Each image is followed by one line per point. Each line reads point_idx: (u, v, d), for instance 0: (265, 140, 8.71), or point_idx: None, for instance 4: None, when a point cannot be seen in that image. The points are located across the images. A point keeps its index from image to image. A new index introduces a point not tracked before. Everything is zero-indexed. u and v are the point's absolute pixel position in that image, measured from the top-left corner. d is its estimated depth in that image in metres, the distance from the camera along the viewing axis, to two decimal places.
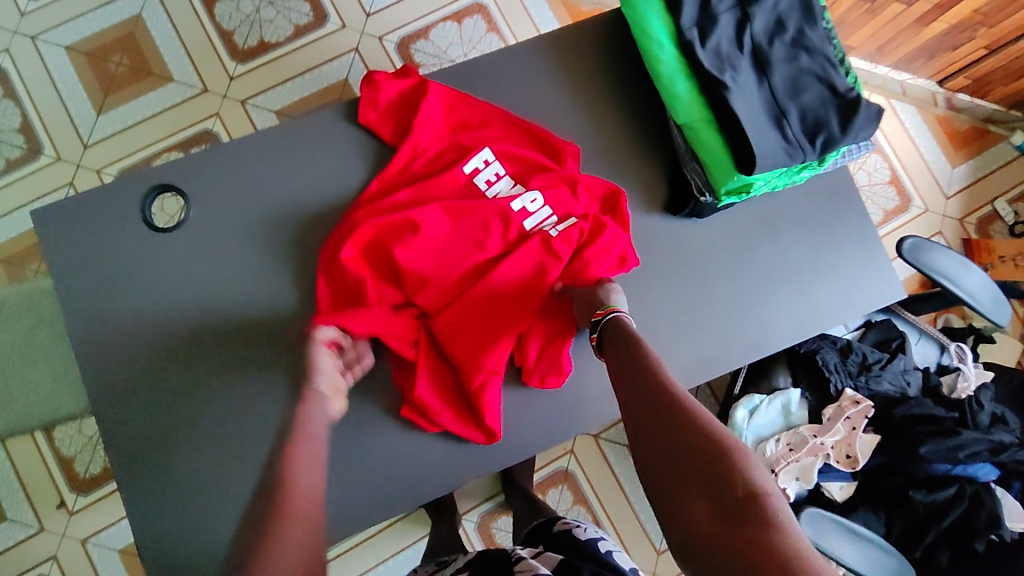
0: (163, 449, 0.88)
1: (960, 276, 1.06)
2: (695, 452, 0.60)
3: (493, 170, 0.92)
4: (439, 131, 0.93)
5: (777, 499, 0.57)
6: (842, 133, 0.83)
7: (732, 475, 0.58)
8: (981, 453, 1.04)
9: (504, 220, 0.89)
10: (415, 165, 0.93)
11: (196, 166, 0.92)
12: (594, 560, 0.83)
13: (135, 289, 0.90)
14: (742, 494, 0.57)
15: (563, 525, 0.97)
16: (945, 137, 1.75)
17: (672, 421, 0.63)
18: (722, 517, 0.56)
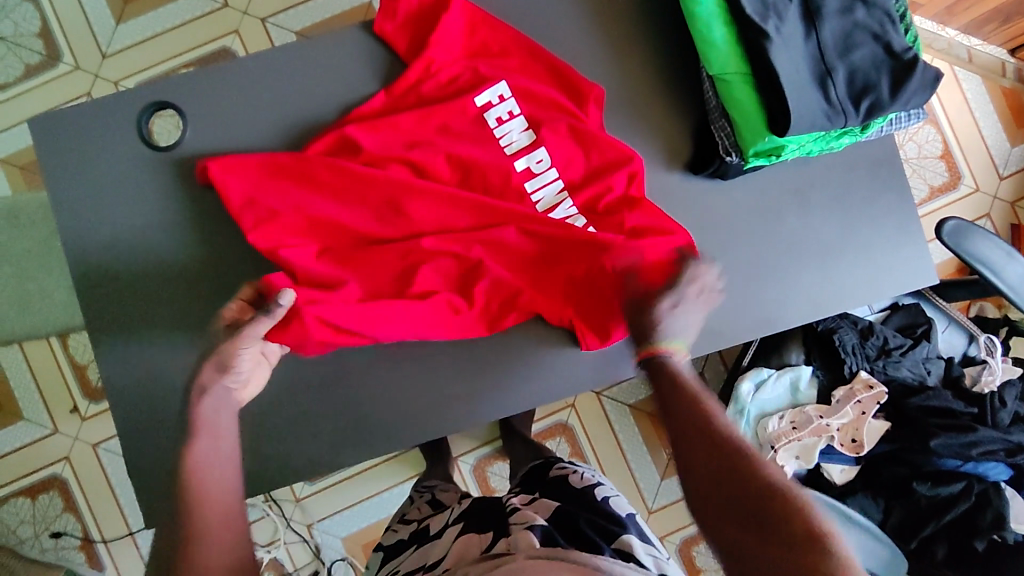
0: (151, 372, 0.87)
1: (1003, 266, 0.99)
2: (749, 493, 0.58)
3: (506, 108, 0.86)
4: (457, 53, 0.88)
5: (839, 535, 0.55)
6: (892, 98, 0.75)
7: (789, 515, 0.56)
8: (994, 452, 0.99)
9: (503, 176, 0.86)
10: (424, 88, 0.87)
11: (199, 84, 0.89)
12: (589, 507, 0.86)
13: (129, 209, 0.88)
14: (804, 533, 0.55)
15: (558, 473, 1.00)
16: (1008, 112, 1.62)
17: (721, 459, 0.61)
18: (784, 555, 0.54)
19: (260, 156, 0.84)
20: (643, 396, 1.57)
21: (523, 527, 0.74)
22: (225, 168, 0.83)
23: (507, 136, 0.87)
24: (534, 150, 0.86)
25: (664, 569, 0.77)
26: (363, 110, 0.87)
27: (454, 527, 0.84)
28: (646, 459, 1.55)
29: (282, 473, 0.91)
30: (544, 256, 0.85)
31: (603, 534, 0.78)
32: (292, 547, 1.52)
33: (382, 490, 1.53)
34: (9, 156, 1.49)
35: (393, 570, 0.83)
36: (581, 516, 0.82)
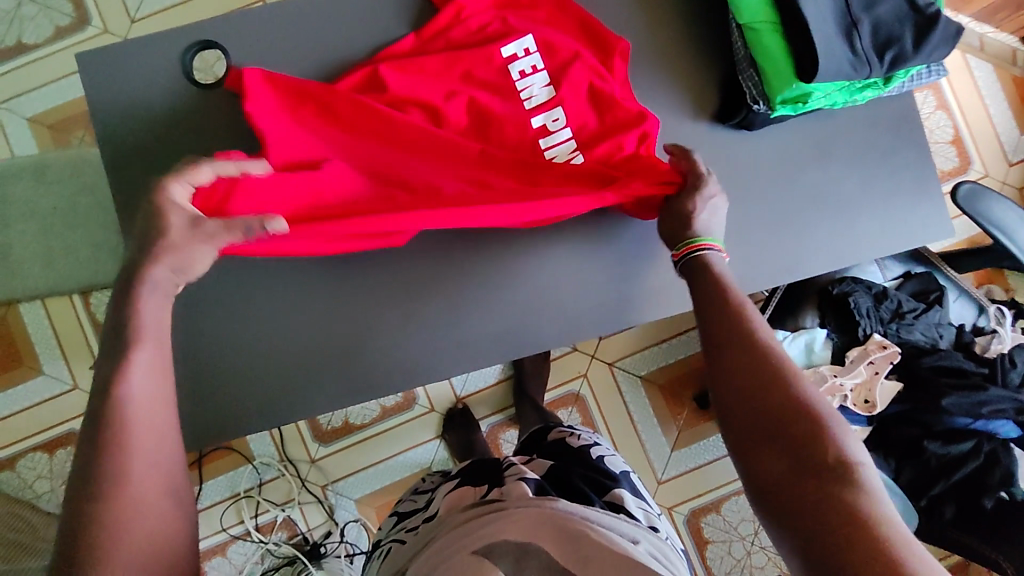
0: None
1: (1016, 230, 1.01)
2: (782, 417, 0.57)
3: (530, 61, 0.89)
4: (486, 5, 0.91)
5: (868, 470, 0.53)
6: (915, 50, 0.78)
7: (823, 444, 0.54)
8: (1004, 411, 1.02)
9: (520, 129, 0.89)
10: (454, 36, 0.91)
11: (242, 26, 0.92)
12: (584, 464, 0.88)
13: (171, 142, 0.91)
14: (832, 461, 0.53)
15: (557, 434, 1.02)
16: (1017, 100, 1.65)
17: (755, 376, 0.61)
18: (805, 479, 0.53)
19: (290, 82, 0.86)
20: (654, 367, 1.59)
21: (516, 479, 0.74)
22: (256, 83, 0.85)
23: (529, 88, 0.89)
24: (551, 108, 0.89)
25: (655, 522, 0.79)
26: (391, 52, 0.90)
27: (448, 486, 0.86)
28: (657, 430, 1.58)
29: (314, 405, 0.94)
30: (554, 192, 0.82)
31: (596, 489, 0.80)
32: (306, 507, 1.54)
33: (397, 453, 1.56)
34: (37, 115, 1.52)
35: (398, 533, 0.85)
36: (569, 471, 0.84)
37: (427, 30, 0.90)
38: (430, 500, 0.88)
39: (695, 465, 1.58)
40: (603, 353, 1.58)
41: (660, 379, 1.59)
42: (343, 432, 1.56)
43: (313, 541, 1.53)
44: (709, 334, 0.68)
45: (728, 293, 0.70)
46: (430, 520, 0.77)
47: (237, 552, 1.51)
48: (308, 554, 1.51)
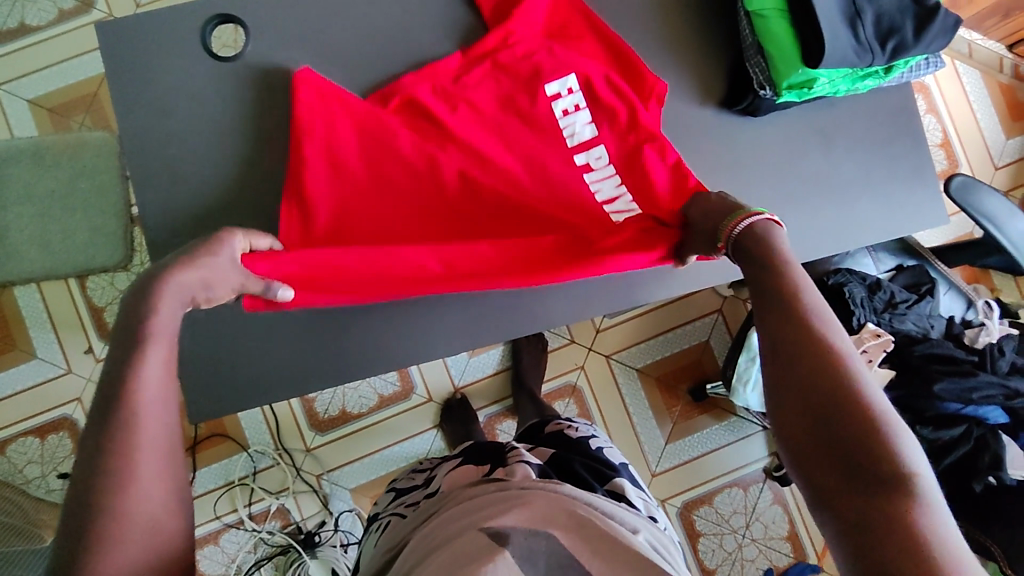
0: None
1: (1006, 222, 1.05)
2: (841, 422, 0.55)
3: (573, 99, 0.91)
4: (536, 32, 0.93)
5: (928, 485, 0.51)
6: (915, 40, 0.82)
7: (883, 454, 0.52)
8: (993, 397, 1.04)
9: (562, 161, 0.90)
10: (502, 65, 0.92)
11: (262, 4, 0.93)
12: (584, 454, 0.89)
13: (188, 116, 0.92)
14: (891, 474, 0.51)
15: (556, 425, 1.03)
16: (1004, 106, 1.70)
17: (812, 376, 0.58)
18: (860, 493, 0.51)
19: (351, 103, 0.89)
20: (651, 360, 1.61)
21: (519, 462, 0.76)
22: (306, 90, 0.90)
23: (571, 126, 0.91)
24: (592, 147, 0.90)
25: (653, 511, 0.81)
26: (439, 70, 0.92)
27: (451, 464, 0.87)
28: (652, 423, 1.60)
29: (322, 379, 0.95)
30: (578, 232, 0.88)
31: (596, 476, 0.82)
32: (300, 497, 1.53)
33: (393, 444, 1.56)
34: (38, 97, 1.51)
35: (397, 507, 0.86)
36: (569, 459, 0.85)
37: (479, 52, 0.92)
38: (431, 477, 0.89)
39: (688, 458, 1.60)
40: (600, 346, 1.60)
41: (656, 371, 1.61)
42: (340, 421, 1.56)
43: (307, 530, 1.52)
44: (763, 325, 0.64)
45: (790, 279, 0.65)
46: (432, 495, 0.78)
47: (230, 541, 1.50)
48: (303, 542, 1.49)
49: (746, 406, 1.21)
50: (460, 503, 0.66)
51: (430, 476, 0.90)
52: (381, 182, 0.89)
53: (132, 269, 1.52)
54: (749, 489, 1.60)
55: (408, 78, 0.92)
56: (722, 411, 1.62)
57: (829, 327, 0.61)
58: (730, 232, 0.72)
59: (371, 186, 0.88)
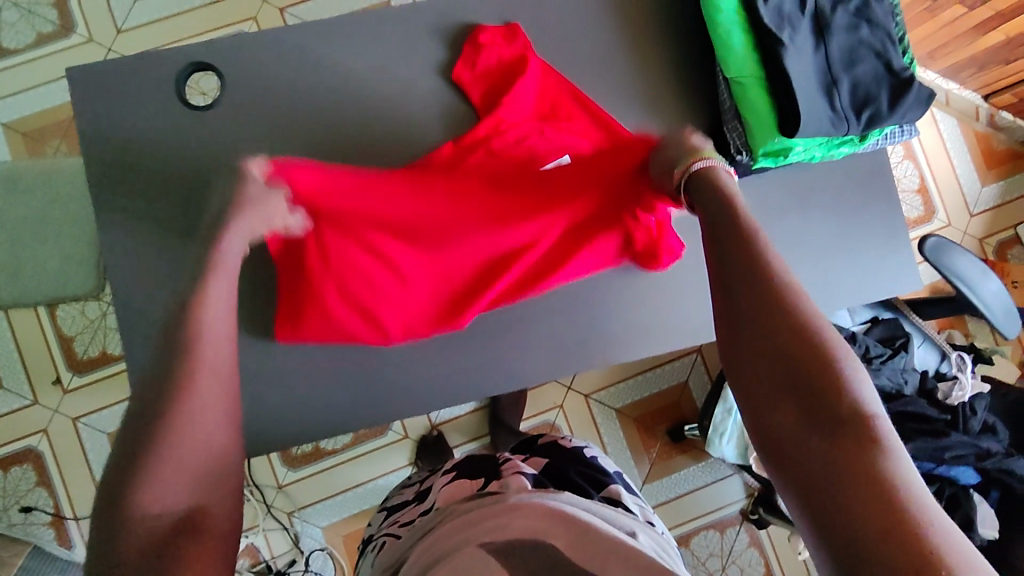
0: None
1: (978, 283, 1.06)
2: (794, 353, 0.49)
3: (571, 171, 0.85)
4: (527, 113, 0.92)
5: (883, 422, 0.46)
6: (890, 110, 0.83)
7: (840, 392, 0.47)
8: (965, 456, 1.05)
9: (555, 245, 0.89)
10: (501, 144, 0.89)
11: (239, 51, 0.93)
12: (577, 461, 0.87)
13: (161, 163, 0.92)
14: (848, 415, 0.46)
15: (541, 437, 0.99)
16: (979, 154, 1.73)
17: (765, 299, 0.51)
18: (813, 436, 0.46)
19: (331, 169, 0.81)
20: (630, 400, 1.60)
21: (515, 472, 0.73)
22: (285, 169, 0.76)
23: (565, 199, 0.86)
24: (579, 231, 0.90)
25: (650, 518, 0.78)
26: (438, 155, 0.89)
27: (444, 477, 0.83)
28: (630, 464, 1.59)
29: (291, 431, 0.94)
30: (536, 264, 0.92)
31: (593, 484, 0.80)
32: (270, 534, 1.50)
33: (367, 481, 1.54)
34: (13, 121, 1.48)
35: (392, 524, 0.83)
36: (568, 472, 0.81)
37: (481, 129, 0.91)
38: (423, 492, 0.87)
39: (666, 499, 1.59)
40: (580, 385, 1.59)
41: (634, 412, 1.61)
42: (313, 457, 1.53)
43: (276, 569, 1.49)
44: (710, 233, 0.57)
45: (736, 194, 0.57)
46: (426, 513, 0.75)
47: None
48: None
49: (721, 457, 1.20)
50: (458, 513, 0.61)
51: (422, 491, 0.88)
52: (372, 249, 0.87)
53: (104, 299, 1.49)
54: (726, 532, 1.59)
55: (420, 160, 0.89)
56: (700, 452, 1.61)
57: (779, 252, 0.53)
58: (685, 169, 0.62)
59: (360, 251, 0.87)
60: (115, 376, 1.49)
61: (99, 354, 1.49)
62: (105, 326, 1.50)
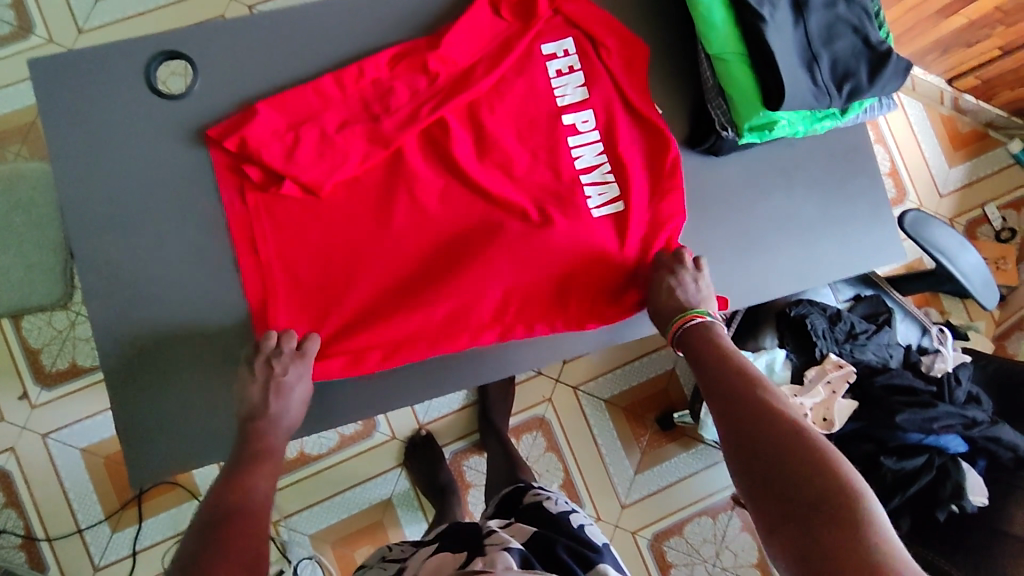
0: (161, 327, 0.89)
1: (957, 255, 1.08)
2: (786, 459, 0.63)
3: (568, 62, 0.93)
4: (466, 59, 0.90)
5: (869, 503, 0.58)
6: (869, 84, 0.84)
7: (823, 479, 0.60)
8: (953, 426, 1.06)
9: (552, 129, 0.92)
10: (459, 127, 0.90)
11: (217, 41, 0.91)
12: (565, 533, 0.80)
13: (135, 158, 0.89)
14: (833, 496, 0.58)
15: (532, 497, 0.93)
16: (946, 136, 1.78)
17: (754, 420, 0.68)
18: (809, 515, 0.59)
19: (307, 90, 0.88)
20: (618, 391, 1.60)
21: (499, 549, 0.67)
22: (263, 107, 0.87)
23: (563, 96, 0.92)
24: (581, 110, 0.93)
25: None
26: (367, 66, 0.89)
27: (425, 551, 0.77)
28: (621, 455, 1.58)
29: None
30: (539, 151, 0.92)
31: (581, 562, 0.73)
32: None
33: (355, 485, 1.50)
34: None
35: None
36: (556, 542, 0.74)
37: (448, 105, 0.88)
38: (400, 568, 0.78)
39: (658, 488, 1.58)
40: (568, 377, 1.58)
41: (623, 402, 1.60)
42: (297, 463, 1.49)
43: None
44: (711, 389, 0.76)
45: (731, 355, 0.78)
46: None
47: None
48: None
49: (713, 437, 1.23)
50: None
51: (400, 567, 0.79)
52: (380, 171, 0.89)
53: (75, 308, 1.42)
54: (718, 517, 1.59)
55: (326, 79, 0.89)
56: (689, 439, 1.61)
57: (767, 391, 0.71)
58: (679, 324, 0.84)
59: (337, 152, 0.86)
60: (87, 388, 1.42)
61: (69, 366, 1.41)
62: (75, 337, 1.42)
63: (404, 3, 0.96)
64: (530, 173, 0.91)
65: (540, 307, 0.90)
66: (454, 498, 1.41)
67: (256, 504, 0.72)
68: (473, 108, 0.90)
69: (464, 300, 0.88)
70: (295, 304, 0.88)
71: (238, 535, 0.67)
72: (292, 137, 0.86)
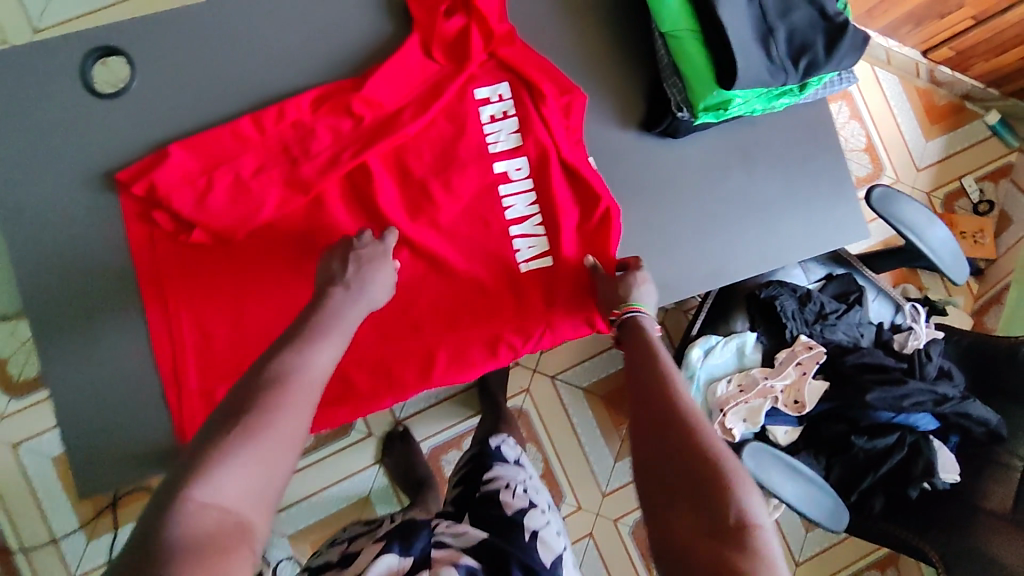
0: (98, 336, 0.84)
1: (926, 230, 1.06)
2: (692, 475, 0.60)
3: (502, 107, 0.90)
4: (393, 104, 0.87)
5: (762, 533, 0.56)
6: (827, 57, 0.81)
7: (726, 501, 0.57)
8: (924, 404, 1.05)
9: (482, 175, 0.89)
10: (383, 171, 0.88)
11: (147, 29, 0.85)
12: (516, 544, 0.78)
13: (67, 158, 0.84)
14: (731, 522, 0.56)
15: (488, 488, 0.92)
16: (922, 110, 1.76)
17: (668, 425, 0.64)
18: (705, 539, 0.56)
19: (228, 132, 0.85)
20: (595, 379, 1.58)
21: (449, 565, 0.71)
22: (174, 152, 0.83)
23: (495, 140, 0.90)
24: (514, 156, 0.90)
25: None
26: (288, 107, 0.85)
27: (373, 544, 0.78)
28: (601, 443, 1.57)
29: None
30: (467, 200, 0.89)
31: None
32: None
33: (331, 484, 1.49)
34: None
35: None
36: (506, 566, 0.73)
37: (372, 150, 0.86)
38: (351, 555, 0.80)
39: None
40: (545, 367, 1.56)
41: (601, 390, 1.59)
42: None
43: None
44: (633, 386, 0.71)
45: (655, 351, 0.73)
46: None
47: None
48: None
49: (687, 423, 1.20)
50: None
51: (350, 555, 0.81)
52: (302, 226, 0.87)
53: None
54: None
55: (245, 120, 0.85)
56: None
57: (686, 396, 0.67)
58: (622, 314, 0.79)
59: (249, 206, 0.84)
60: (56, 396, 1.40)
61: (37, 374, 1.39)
62: None
63: None
64: (456, 226, 0.89)
65: (463, 359, 0.89)
66: (431, 491, 1.39)
67: (307, 374, 0.63)
68: (402, 159, 0.89)
69: (387, 352, 0.87)
70: (206, 358, 0.85)
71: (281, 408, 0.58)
72: (208, 183, 0.83)
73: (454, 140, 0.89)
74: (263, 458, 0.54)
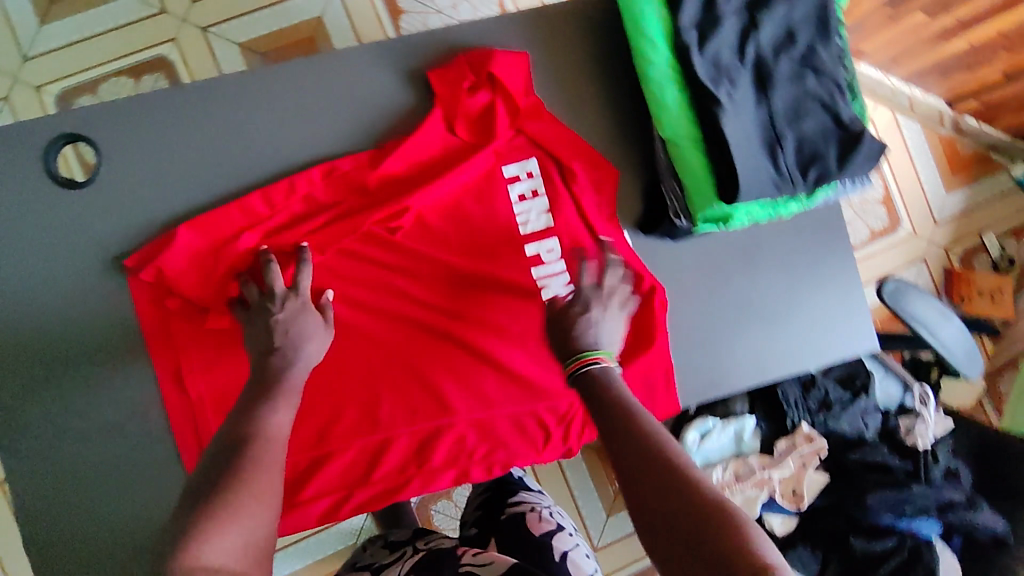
0: (64, 430, 0.82)
1: (938, 326, 1.01)
2: None
3: (531, 185, 0.86)
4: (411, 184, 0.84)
5: None
6: (839, 169, 0.75)
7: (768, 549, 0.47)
8: (926, 509, 1.03)
9: (514, 257, 0.87)
10: (371, 263, 0.84)
11: (120, 118, 0.83)
12: None
13: (35, 248, 0.82)
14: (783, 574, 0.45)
15: (512, 511, 0.80)
16: (945, 160, 1.68)
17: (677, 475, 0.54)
18: None
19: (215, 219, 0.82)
20: None
21: None
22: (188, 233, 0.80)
23: (526, 217, 0.87)
24: (546, 238, 0.87)
25: None
26: (299, 181, 0.82)
27: None
28: (594, 500, 1.53)
29: None
30: (497, 282, 0.87)
31: None
32: None
33: None
34: None
35: None
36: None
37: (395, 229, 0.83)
38: None
39: (630, 531, 1.54)
40: None
41: None
42: None
43: None
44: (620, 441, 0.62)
45: None
46: None
47: None
48: None
49: None
50: None
51: None
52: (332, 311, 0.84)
53: None
54: None
55: (253, 195, 0.82)
56: None
57: None
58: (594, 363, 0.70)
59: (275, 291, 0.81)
60: None
61: None
62: None
63: (332, 65, 0.87)
64: (489, 310, 0.87)
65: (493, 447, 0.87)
66: None
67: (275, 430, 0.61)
68: (429, 237, 0.85)
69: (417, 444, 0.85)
70: None
71: (265, 467, 0.56)
72: (222, 264, 0.80)
73: (480, 220, 0.86)
74: (245, 517, 0.51)
